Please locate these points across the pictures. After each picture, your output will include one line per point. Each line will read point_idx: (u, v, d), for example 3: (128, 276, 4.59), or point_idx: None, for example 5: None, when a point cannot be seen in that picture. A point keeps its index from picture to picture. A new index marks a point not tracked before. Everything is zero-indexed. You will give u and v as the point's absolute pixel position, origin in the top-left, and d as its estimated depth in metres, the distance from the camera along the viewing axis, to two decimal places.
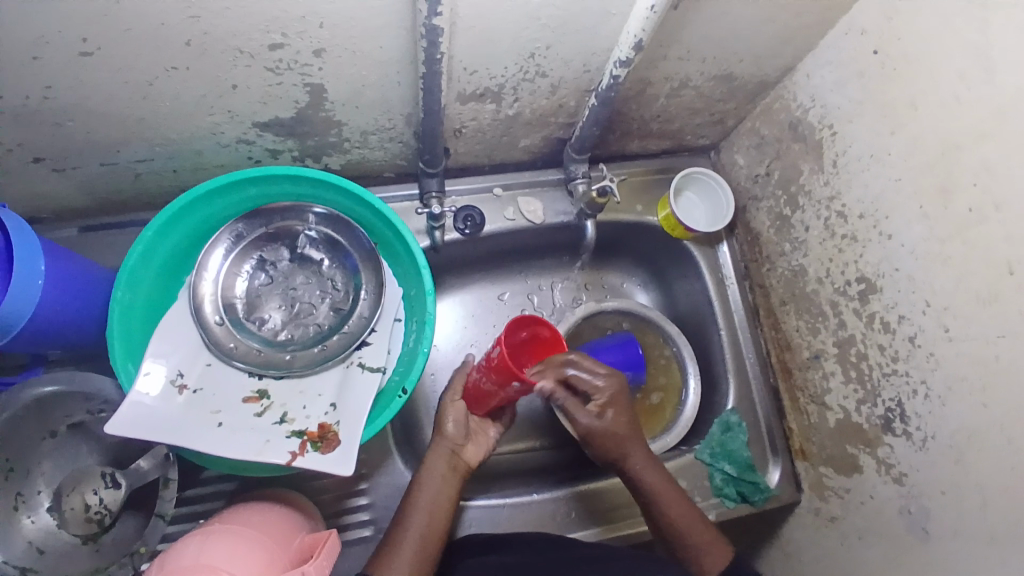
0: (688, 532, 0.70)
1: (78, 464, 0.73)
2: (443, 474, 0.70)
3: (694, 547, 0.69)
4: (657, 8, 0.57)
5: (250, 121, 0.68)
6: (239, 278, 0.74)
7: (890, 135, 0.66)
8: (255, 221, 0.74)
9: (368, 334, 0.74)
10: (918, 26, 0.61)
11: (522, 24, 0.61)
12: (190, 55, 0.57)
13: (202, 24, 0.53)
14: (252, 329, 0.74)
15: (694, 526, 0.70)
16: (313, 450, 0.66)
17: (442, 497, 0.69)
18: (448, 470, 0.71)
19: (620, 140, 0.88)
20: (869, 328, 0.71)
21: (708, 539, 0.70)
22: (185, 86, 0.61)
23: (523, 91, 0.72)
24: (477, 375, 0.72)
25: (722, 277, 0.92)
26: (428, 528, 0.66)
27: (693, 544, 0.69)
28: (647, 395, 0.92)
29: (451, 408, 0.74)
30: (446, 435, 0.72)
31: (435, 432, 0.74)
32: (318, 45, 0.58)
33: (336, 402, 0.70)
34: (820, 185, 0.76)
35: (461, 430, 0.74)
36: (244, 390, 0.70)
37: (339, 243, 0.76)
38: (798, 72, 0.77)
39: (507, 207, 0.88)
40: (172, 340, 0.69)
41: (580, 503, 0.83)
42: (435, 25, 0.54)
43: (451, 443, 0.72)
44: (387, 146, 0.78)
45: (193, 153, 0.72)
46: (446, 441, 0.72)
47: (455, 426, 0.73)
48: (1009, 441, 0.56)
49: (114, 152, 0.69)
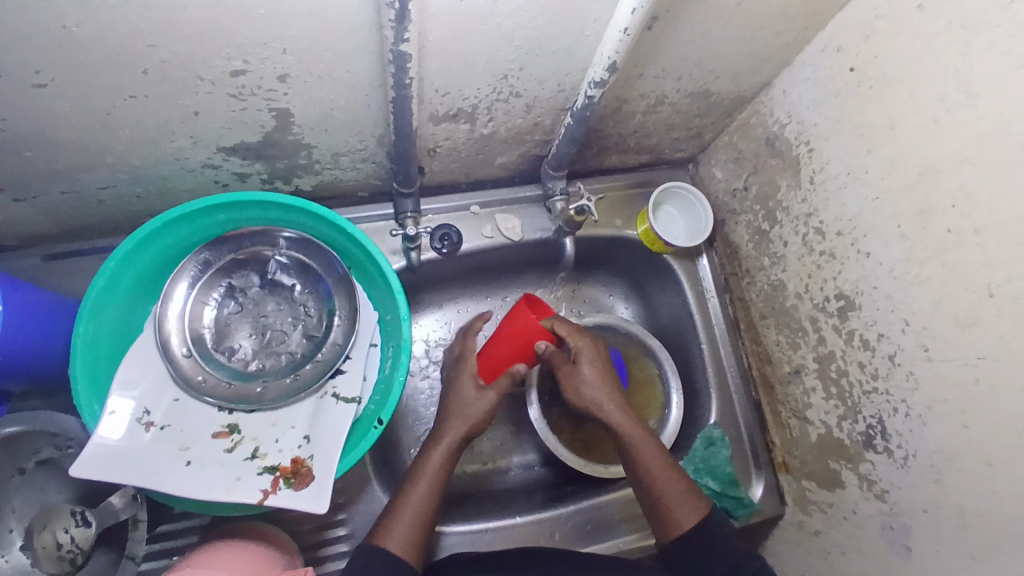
0: (665, 487, 0.70)
1: (45, 498, 0.70)
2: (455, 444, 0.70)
3: (668, 503, 0.69)
4: (630, 30, 0.56)
5: (215, 146, 0.66)
6: (207, 307, 0.71)
7: (867, 154, 0.66)
8: (222, 248, 0.72)
9: (343, 361, 0.71)
10: (896, 46, 0.60)
11: (494, 45, 0.59)
12: (150, 82, 0.54)
13: (160, 52, 0.51)
14: (222, 360, 0.71)
15: (672, 482, 0.70)
16: (285, 487, 0.64)
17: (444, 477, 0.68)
18: (460, 443, 0.70)
19: (598, 156, 0.87)
20: (848, 345, 0.71)
21: (685, 498, 0.69)
22: (147, 112, 0.58)
23: (498, 111, 0.71)
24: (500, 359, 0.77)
25: (702, 290, 0.91)
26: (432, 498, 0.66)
27: (668, 501, 0.69)
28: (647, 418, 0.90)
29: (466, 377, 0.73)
30: (461, 401, 0.72)
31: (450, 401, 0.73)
32: (283, 70, 0.56)
33: (310, 434, 0.68)
34: (797, 201, 0.76)
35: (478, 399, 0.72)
36: (213, 425, 0.68)
37: (311, 268, 0.74)
38: (775, 88, 0.76)
39: (485, 225, 0.86)
40: (139, 373, 0.67)
41: (564, 525, 0.82)
42: (403, 51, 0.52)
43: (466, 413, 0.71)
44: (360, 167, 0.76)
45: (158, 178, 0.69)
46: (462, 412, 0.71)
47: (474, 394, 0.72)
48: (987, 463, 0.56)
49: (76, 179, 0.66)
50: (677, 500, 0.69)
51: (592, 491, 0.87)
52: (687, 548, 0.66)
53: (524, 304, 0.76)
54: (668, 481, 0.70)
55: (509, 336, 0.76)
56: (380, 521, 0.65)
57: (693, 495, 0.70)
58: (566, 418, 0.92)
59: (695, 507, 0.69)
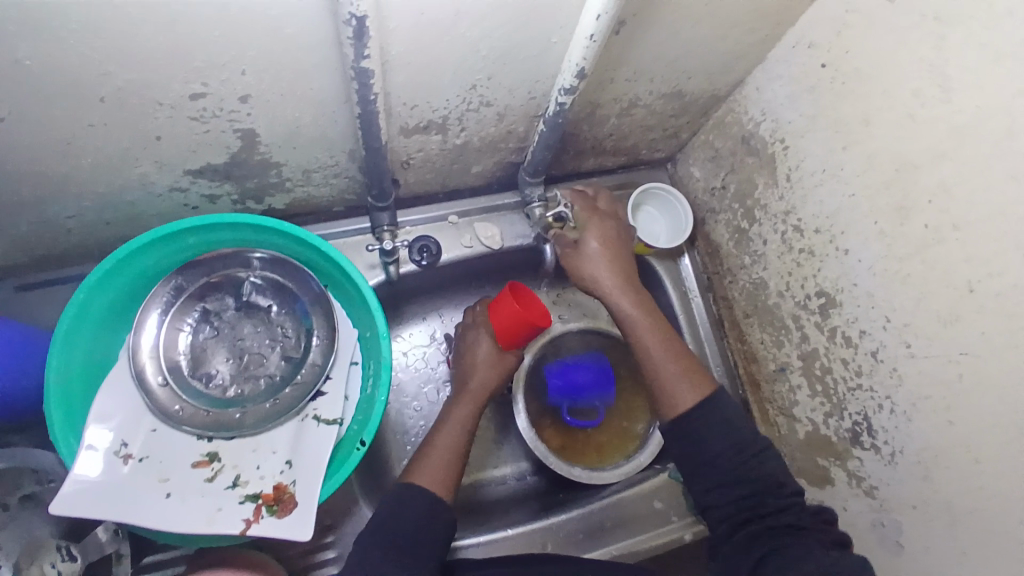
0: (660, 365, 0.68)
1: (31, 533, 0.66)
2: (474, 398, 0.76)
3: (665, 381, 0.67)
4: (597, 37, 0.55)
5: (181, 169, 0.64)
6: (181, 333, 0.70)
7: (842, 151, 0.65)
8: (194, 272, 0.70)
9: (323, 382, 0.70)
10: (868, 41, 0.60)
11: (461, 56, 0.58)
12: (108, 110, 0.53)
13: (116, 79, 0.50)
14: (199, 386, 0.70)
15: (667, 359, 0.68)
16: (268, 515, 0.63)
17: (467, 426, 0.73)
18: (479, 396, 0.76)
19: (575, 159, 0.86)
20: (832, 342, 0.71)
21: (682, 374, 0.66)
22: (108, 140, 0.57)
23: (470, 121, 0.70)
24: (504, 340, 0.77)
25: (685, 290, 0.91)
26: (458, 443, 0.71)
27: (663, 378, 0.67)
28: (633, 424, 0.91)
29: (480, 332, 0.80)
30: (478, 358, 0.79)
31: (467, 361, 0.80)
32: (245, 91, 0.55)
33: (292, 458, 0.67)
34: (774, 199, 0.75)
35: (493, 355, 0.79)
36: (193, 454, 0.67)
37: (287, 288, 0.73)
38: (748, 86, 0.76)
39: (464, 234, 0.85)
40: (115, 405, 0.65)
41: (556, 534, 0.80)
42: (365, 67, 0.51)
43: (484, 368, 0.78)
44: (333, 182, 0.75)
45: (126, 204, 0.68)
46: (480, 368, 0.78)
47: (487, 349, 0.79)
48: (975, 458, 0.56)
49: (41, 209, 0.64)
50: (674, 377, 0.66)
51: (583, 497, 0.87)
52: (686, 433, 0.64)
53: (508, 294, 0.75)
54: (666, 359, 0.68)
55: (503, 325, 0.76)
56: (411, 466, 0.69)
57: (695, 374, 0.67)
58: (551, 410, 0.90)
59: (697, 385, 0.66)
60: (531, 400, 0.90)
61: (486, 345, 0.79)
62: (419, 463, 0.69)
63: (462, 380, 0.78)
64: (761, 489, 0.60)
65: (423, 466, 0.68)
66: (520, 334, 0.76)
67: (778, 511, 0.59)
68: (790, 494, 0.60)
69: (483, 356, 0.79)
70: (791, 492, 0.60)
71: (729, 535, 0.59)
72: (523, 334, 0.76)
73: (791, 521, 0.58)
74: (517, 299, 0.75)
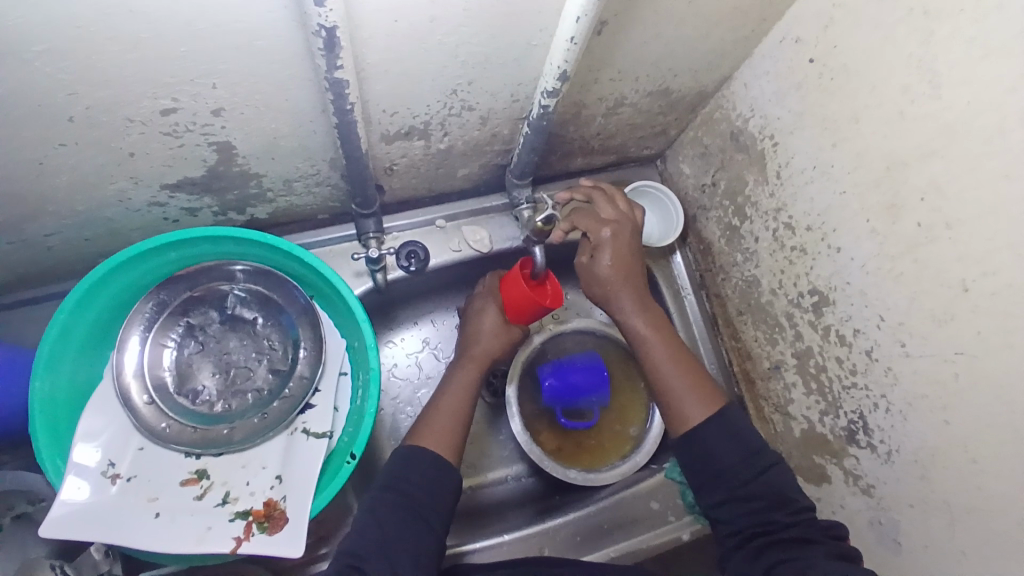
0: (671, 381, 0.67)
1: (26, 555, 0.64)
2: (477, 366, 0.76)
3: (676, 397, 0.66)
4: (577, 40, 0.53)
5: (159, 183, 0.63)
6: (166, 350, 0.69)
7: (831, 147, 0.64)
8: (177, 286, 0.70)
9: (312, 395, 0.69)
10: (855, 36, 0.59)
11: (439, 63, 0.57)
12: (78, 130, 0.52)
13: (83, 99, 0.48)
14: (186, 403, 0.69)
15: (678, 375, 0.67)
16: (259, 532, 0.63)
17: (470, 393, 0.74)
18: (483, 363, 0.76)
19: (563, 160, 0.85)
20: (825, 341, 0.70)
21: (693, 390, 0.66)
22: (81, 159, 0.55)
23: (452, 126, 0.69)
24: (513, 314, 0.76)
25: (678, 288, 0.90)
26: (464, 407, 0.72)
27: (675, 395, 0.66)
28: (626, 426, 0.90)
29: (485, 301, 0.80)
30: (482, 326, 0.78)
31: (472, 330, 0.79)
32: (217, 104, 0.54)
33: (282, 473, 0.66)
34: (765, 196, 0.74)
35: (495, 324, 0.78)
36: (181, 471, 0.66)
37: (272, 299, 0.72)
38: (736, 81, 0.74)
39: (452, 239, 0.84)
40: (103, 424, 0.65)
41: (552, 540, 0.79)
42: (339, 78, 0.49)
43: (487, 337, 0.78)
44: (316, 191, 0.74)
45: (105, 221, 0.67)
46: (483, 336, 0.78)
47: (490, 318, 0.79)
48: (972, 459, 0.55)
49: (19, 229, 0.63)
50: (685, 394, 0.66)
51: (578, 500, 0.86)
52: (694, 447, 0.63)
53: (516, 272, 0.73)
54: (677, 375, 0.67)
55: (512, 301, 0.74)
56: (415, 430, 0.69)
57: (705, 389, 0.66)
58: (547, 412, 0.90)
59: (708, 402, 0.65)
60: (526, 403, 0.89)
61: (492, 316, 0.79)
62: (424, 427, 0.69)
63: (466, 348, 0.78)
64: (766, 505, 0.58)
65: (429, 429, 0.68)
66: (528, 310, 0.74)
67: (785, 523, 0.57)
68: (801, 508, 0.59)
69: (489, 326, 0.78)
70: (801, 507, 0.59)
71: (737, 548, 0.58)
72: (531, 311, 0.74)
73: (799, 535, 0.56)
74: (525, 277, 0.73)
